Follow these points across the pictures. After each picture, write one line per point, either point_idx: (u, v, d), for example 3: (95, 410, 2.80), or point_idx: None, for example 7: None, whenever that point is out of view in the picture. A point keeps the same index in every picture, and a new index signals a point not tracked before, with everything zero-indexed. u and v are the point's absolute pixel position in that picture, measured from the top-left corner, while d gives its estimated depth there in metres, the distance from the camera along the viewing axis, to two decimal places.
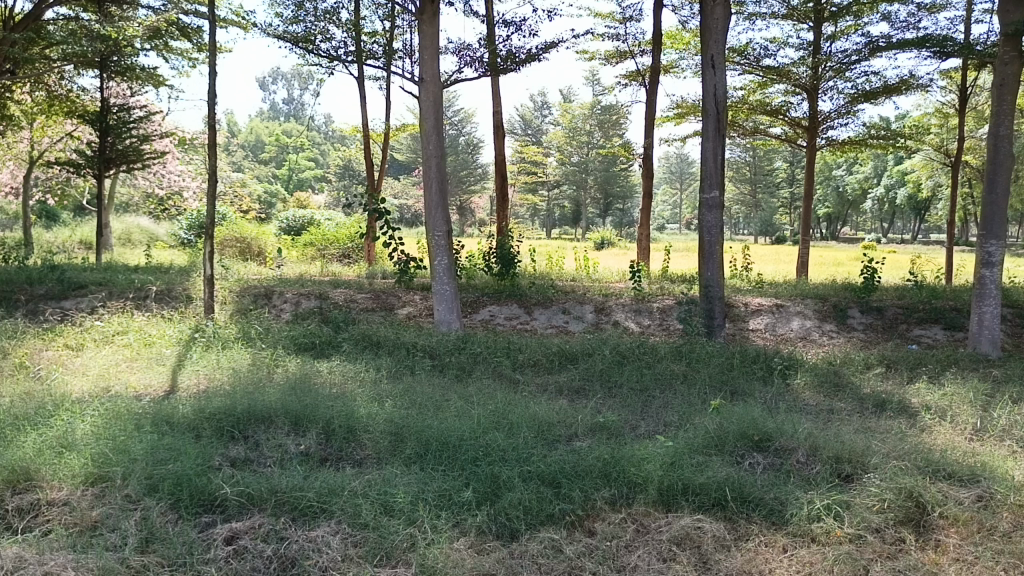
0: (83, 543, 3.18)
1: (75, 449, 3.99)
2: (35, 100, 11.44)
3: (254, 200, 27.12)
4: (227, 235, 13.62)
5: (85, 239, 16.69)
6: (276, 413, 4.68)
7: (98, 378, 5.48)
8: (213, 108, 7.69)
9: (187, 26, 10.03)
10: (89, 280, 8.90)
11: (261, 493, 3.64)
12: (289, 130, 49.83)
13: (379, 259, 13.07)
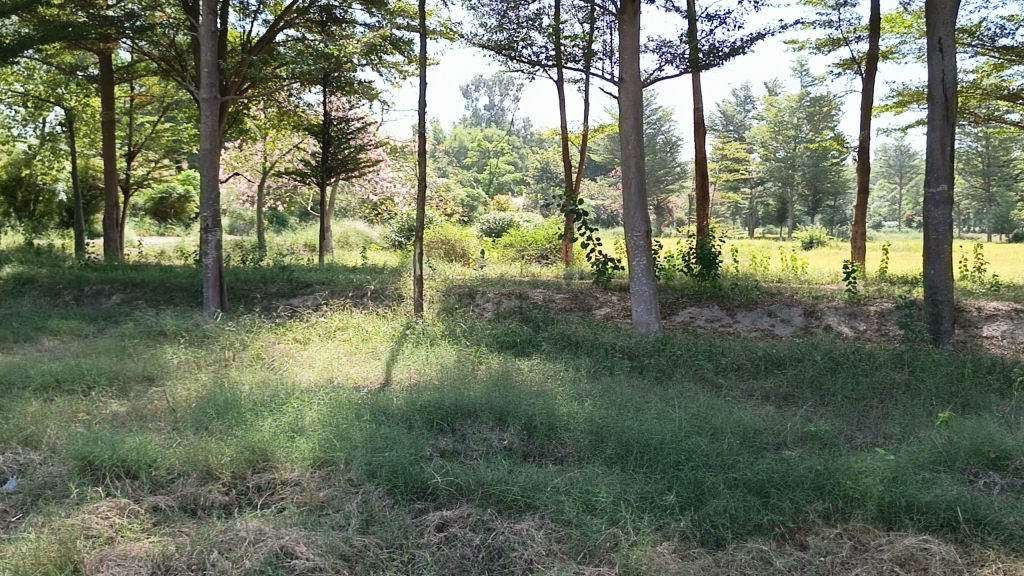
0: (312, 521, 3.46)
1: (304, 434, 4.37)
2: (268, 116, 12.59)
3: (458, 203, 28.29)
4: (434, 238, 14.34)
5: (309, 242, 18.16)
6: (480, 408, 4.85)
7: (323, 370, 5.95)
8: (423, 118, 8.10)
9: (399, 39, 10.60)
10: (313, 280, 9.66)
11: (469, 484, 3.78)
12: (490, 135, 51.57)
13: (577, 260, 13.20)
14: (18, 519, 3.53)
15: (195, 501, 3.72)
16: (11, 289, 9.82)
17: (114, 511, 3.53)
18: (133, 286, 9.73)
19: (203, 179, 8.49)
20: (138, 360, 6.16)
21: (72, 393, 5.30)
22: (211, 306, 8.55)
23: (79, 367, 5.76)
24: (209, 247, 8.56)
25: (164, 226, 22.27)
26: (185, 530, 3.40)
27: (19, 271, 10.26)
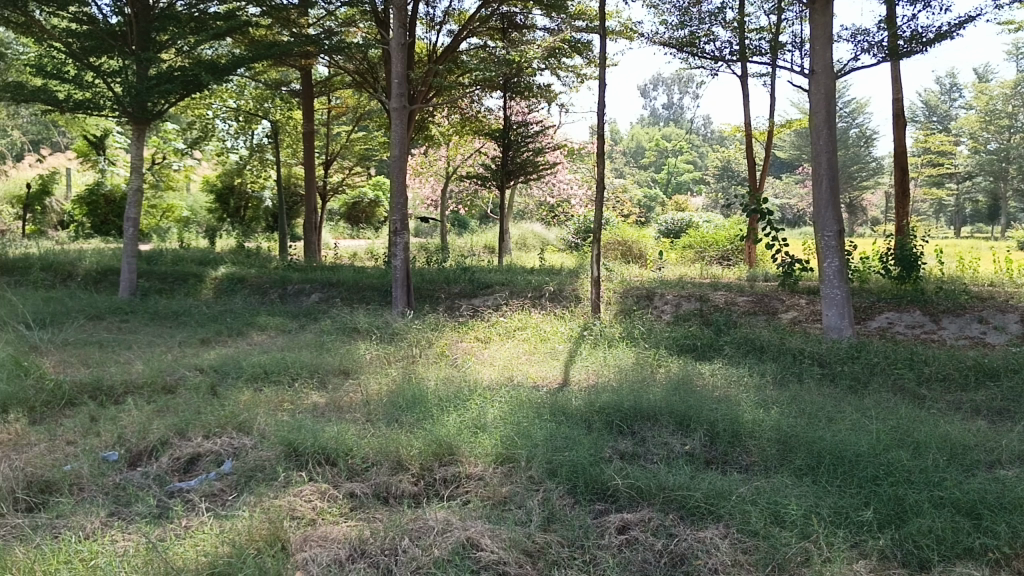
0: (496, 515, 3.54)
1: (487, 431, 4.49)
2: (451, 123, 13.06)
3: (637, 203, 28.05)
4: (611, 239, 14.34)
5: (488, 244, 18.70)
6: (661, 411, 4.79)
7: (503, 369, 6.10)
8: (602, 119, 8.10)
9: (578, 41, 10.68)
10: (494, 281, 9.92)
11: (651, 488, 3.74)
12: (668, 134, 50.89)
13: (760, 261, 12.72)
14: (234, 496, 3.87)
15: (386, 490, 3.92)
16: (225, 288, 10.80)
17: (316, 495, 3.79)
18: (330, 286, 10.41)
19: (392, 184, 8.94)
20: (335, 354, 6.58)
21: (278, 383, 5.75)
22: (399, 305, 8.97)
23: (284, 360, 6.25)
24: (397, 248, 8.99)
25: (357, 229, 23.66)
26: (378, 516, 3.59)
27: (232, 272, 11.24)
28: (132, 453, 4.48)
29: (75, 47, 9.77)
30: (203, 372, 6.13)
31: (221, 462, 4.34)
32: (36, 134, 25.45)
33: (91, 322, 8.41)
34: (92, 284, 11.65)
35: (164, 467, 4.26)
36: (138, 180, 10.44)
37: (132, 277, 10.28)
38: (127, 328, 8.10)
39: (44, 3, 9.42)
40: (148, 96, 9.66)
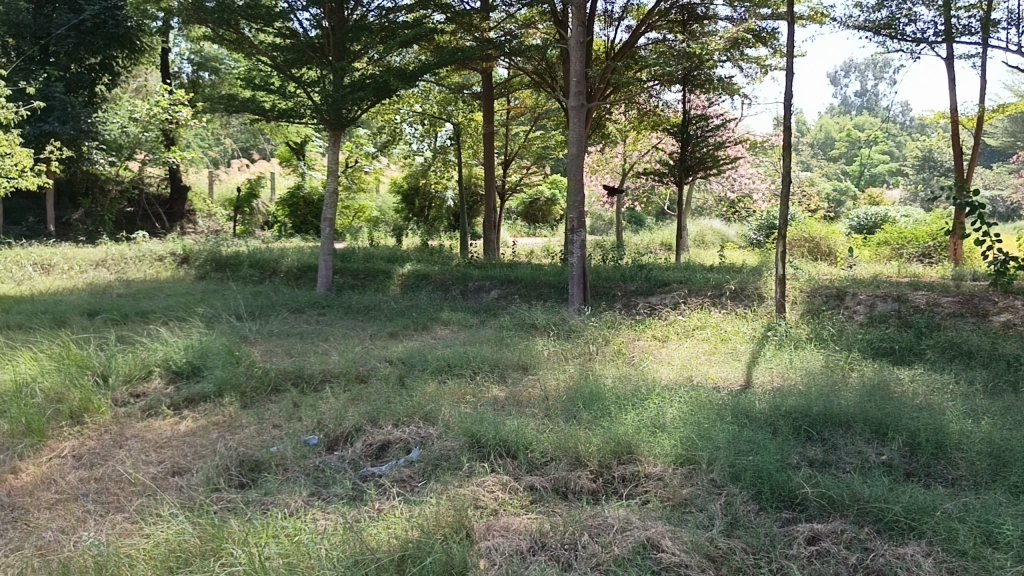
0: (677, 517, 3.49)
1: (666, 431, 4.42)
2: (628, 119, 12.99)
3: (827, 197, 26.64)
4: (796, 236, 13.73)
5: (665, 241, 18.43)
6: (854, 418, 4.53)
7: (682, 368, 6.00)
8: (789, 110, 7.75)
9: (762, 31, 10.28)
10: (672, 279, 9.75)
11: (843, 499, 3.55)
12: (861, 123, 47.97)
13: (968, 259, 11.68)
14: (421, 483, 4.06)
15: (565, 484, 3.96)
16: (411, 284, 11.32)
17: (498, 486, 3.90)
18: (508, 283, 10.63)
19: (570, 183, 9.02)
20: (514, 350, 6.73)
21: (461, 376, 5.97)
22: (576, 302, 9.03)
23: (466, 354, 6.46)
24: (574, 246, 9.05)
25: (533, 227, 24.03)
26: (558, 511, 3.64)
27: (417, 268, 11.76)
28: (330, 438, 4.79)
29: (279, 60, 10.60)
30: (392, 364, 6.46)
31: (409, 450, 4.57)
32: (246, 142, 27.85)
33: (292, 314, 9.10)
34: (293, 280, 12.58)
35: (358, 452, 4.54)
36: (334, 183, 11.16)
37: (329, 274, 11.01)
38: (323, 321, 8.69)
39: (252, 21, 10.28)
40: (343, 103, 10.33)
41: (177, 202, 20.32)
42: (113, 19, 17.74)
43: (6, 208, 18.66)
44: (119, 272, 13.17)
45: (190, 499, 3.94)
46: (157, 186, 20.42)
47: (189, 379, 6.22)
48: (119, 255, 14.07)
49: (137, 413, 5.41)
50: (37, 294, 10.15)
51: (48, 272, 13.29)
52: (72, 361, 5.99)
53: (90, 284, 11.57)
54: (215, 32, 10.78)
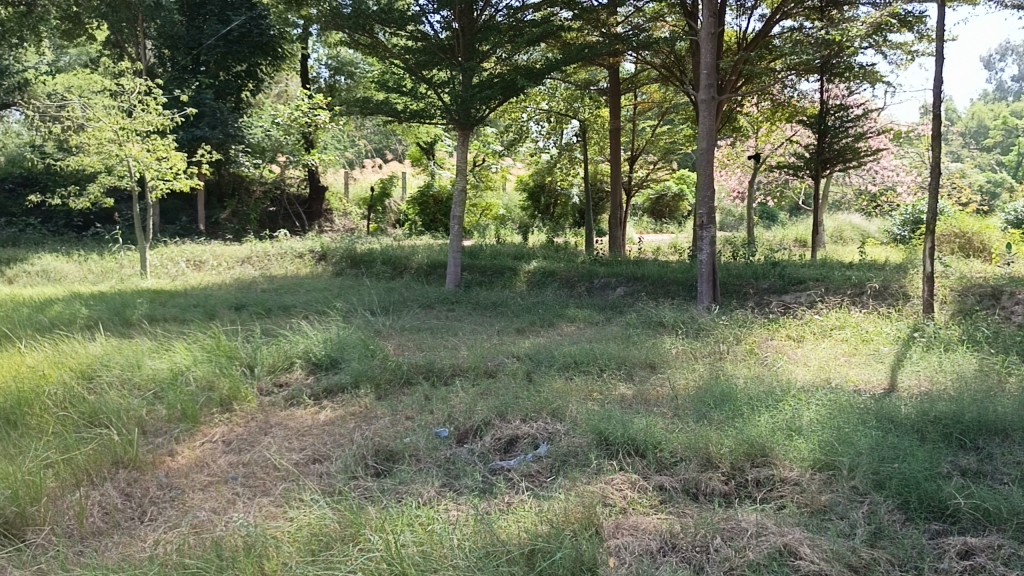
0: (816, 524, 3.36)
1: (803, 434, 4.27)
2: (761, 111, 12.60)
3: (980, 189, 24.94)
4: (945, 231, 12.93)
5: (799, 237, 17.77)
6: (1012, 426, 4.23)
7: (819, 370, 5.76)
8: (938, 97, 7.30)
9: (908, 15, 9.72)
10: (807, 276, 9.38)
11: (1002, 512, 3.32)
12: (1019, 110, 44.66)
13: None
14: (550, 478, 4.08)
15: (696, 486, 3.88)
16: (538, 281, 11.40)
17: (627, 484, 3.87)
18: (635, 280, 10.53)
19: (700, 179, 8.82)
20: (642, 348, 6.66)
21: (588, 373, 5.96)
22: (705, 300, 8.84)
23: (593, 351, 6.45)
24: (703, 243, 8.85)
25: (660, 223, 23.66)
26: (689, 512, 3.57)
27: (543, 265, 11.81)
28: (460, 431, 4.89)
29: (412, 62, 10.91)
30: (520, 359, 6.52)
31: (537, 445, 4.61)
32: (379, 142, 28.82)
33: (423, 309, 9.35)
34: (424, 276, 12.91)
35: (487, 445, 4.61)
36: (463, 181, 11.37)
37: (457, 270, 11.25)
38: (452, 316, 8.88)
39: (386, 25, 10.60)
40: (472, 103, 10.49)
41: (314, 202, 21.28)
42: (257, 28, 18.80)
43: (163, 209, 20.10)
44: (263, 269, 13.93)
45: (329, 486, 4.12)
46: (296, 186, 21.47)
47: (328, 370, 6.51)
48: (263, 252, 14.87)
49: (280, 401, 5.71)
50: (190, 289, 10.89)
51: (200, 268, 14.23)
52: (222, 352, 6.40)
53: (237, 279, 12.29)
54: (351, 37, 11.19)
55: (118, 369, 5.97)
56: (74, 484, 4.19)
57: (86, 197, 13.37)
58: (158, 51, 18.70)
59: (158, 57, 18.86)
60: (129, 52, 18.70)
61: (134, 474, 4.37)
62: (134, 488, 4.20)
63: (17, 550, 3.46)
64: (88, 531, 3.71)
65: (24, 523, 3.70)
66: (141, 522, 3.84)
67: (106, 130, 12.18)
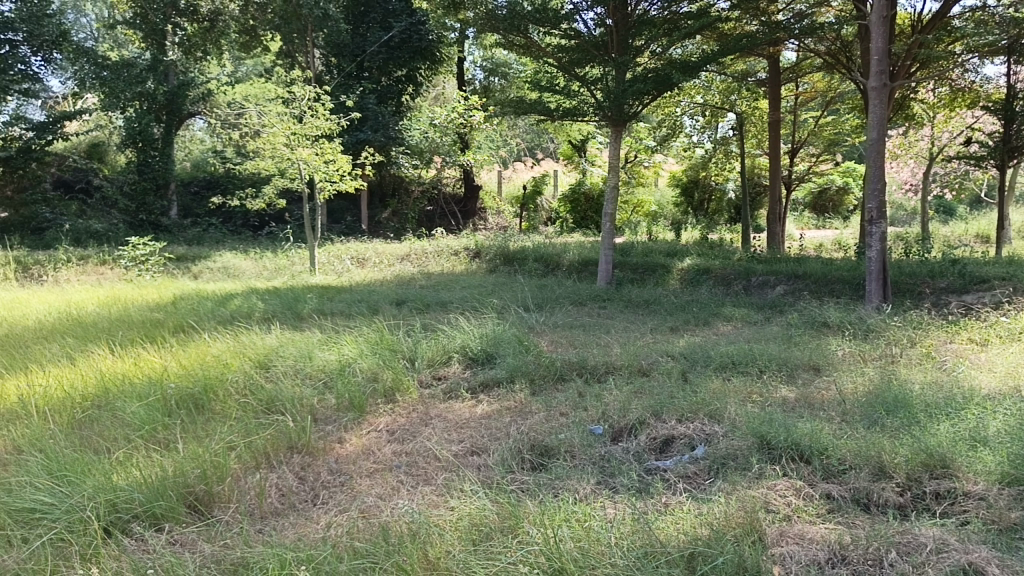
0: (1005, 543, 3.10)
1: (989, 446, 3.95)
2: (938, 96, 11.77)
3: None
4: None
5: (980, 233, 16.45)
6: None
7: (1006, 376, 5.31)
8: None
9: None
10: (992, 275, 8.69)
11: None
12: None
13: None
14: (709, 481, 3.99)
15: (868, 496, 3.68)
16: (692, 279, 11.15)
17: (791, 491, 3.73)
18: (796, 279, 10.10)
19: (869, 171, 8.34)
20: (805, 349, 6.38)
21: (747, 374, 5.78)
22: (874, 300, 8.37)
23: (753, 351, 6.25)
24: (873, 239, 8.37)
25: (823, 219, 22.56)
26: (860, 523, 3.39)
27: (698, 262, 11.54)
28: (615, 429, 4.86)
29: (565, 60, 10.98)
30: (675, 359, 6.41)
31: (694, 447, 4.53)
32: (531, 142, 29.18)
33: (575, 306, 9.38)
34: (575, 274, 12.93)
35: (642, 445, 4.56)
36: (615, 177, 11.30)
37: (609, 268, 11.19)
38: (605, 313, 8.86)
39: (540, 25, 10.73)
40: (625, 98, 10.42)
41: (469, 201, 21.81)
42: (417, 34, 19.55)
43: (329, 209, 21.26)
44: (420, 266, 14.44)
45: (487, 478, 4.21)
46: (452, 186, 22.00)
47: (484, 365, 6.66)
48: (421, 250, 15.41)
49: (440, 394, 5.90)
50: (354, 285, 11.46)
51: (363, 265, 14.93)
52: (385, 345, 6.69)
53: (396, 276, 12.79)
54: (506, 38, 11.40)
55: (291, 360, 6.36)
56: (255, 466, 4.49)
57: (262, 198, 14.34)
58: (326, 60, 19.84)
59: (325, 65, 19.99)
60: (300, 61, 19.91)
61: (307, 459, 4.65)
62: (307, 472, 4.47)
63: (206, 526, 3.75)
64: (267, 511, 3.97)
65: (212, 500, 4.01)
66: (314, 505, 4.09)
67: (279, 136, 13.03)
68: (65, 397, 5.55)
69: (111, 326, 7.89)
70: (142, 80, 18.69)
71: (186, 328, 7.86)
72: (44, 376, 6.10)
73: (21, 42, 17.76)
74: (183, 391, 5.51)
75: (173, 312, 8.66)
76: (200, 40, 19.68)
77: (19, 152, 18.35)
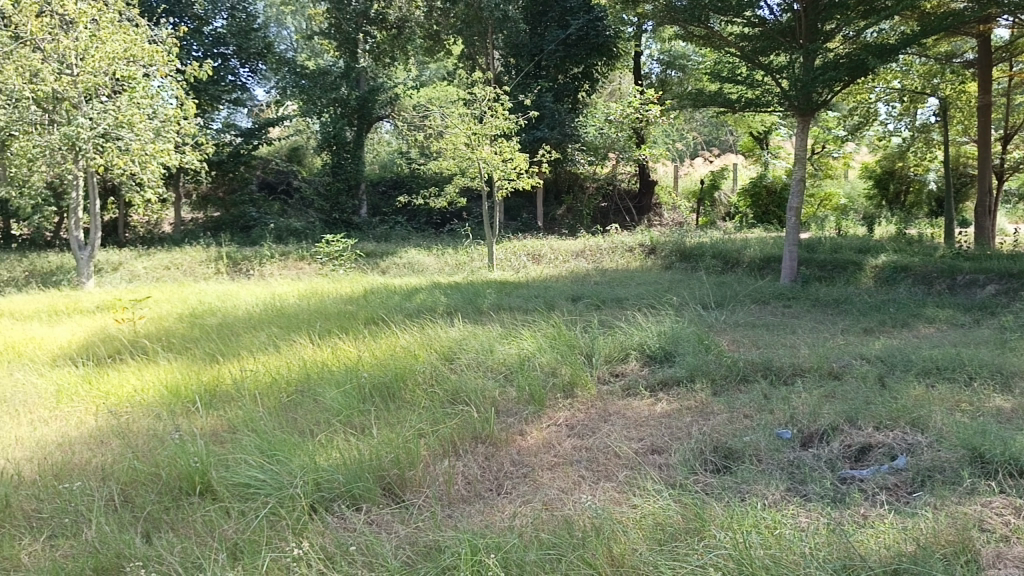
0: None
1: None
2: None
3: None
4: None
5: None
6: None
7: None
8: None
9: None
10: None
11: None
12: None
13: None
14: (913, 494, 3.72)
15: None
16: (887, 277, 10.45)
17: (1008, 509, 3.42)
18: (1010, 278, 9.23)
19: None
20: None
21: (954, 381, 5.34)
22: None
23: (961, 357, 5.77)
24: None
25: None
26: None
27: (895, 259, 10.82)
28: (805, 434, 4.65)
29: (748, 49, 10.64)
30: (869, 362, 6.05)
31: (894, 457, 4.24)
32: (710, 135, 28.50)
33: (758, 305, 9.05)
34: (757, 271, 12.46)
35: (836, 452, 4.33)
36: (801, 169, 10.79)
37: (794, 265, 10.71)
38: (790, 313, 8.48)
39: (722, 14, 10.42)
40: (813, 86, 9.91)
41: (644, 196, 21.64)
42: (594, 30, 19.41)
43: (506, 206, 21.80)
44: (596, 262, 14.49)
45: (670, 478, 4.15)
46: (627, 181, 21.89)
47: (663, 363, 6.56)
48: (596, 246, 15.46)
49: (618, 391, 5.88)
50: (532, 281, 11.65)
51: (538, 261, 15.18)
52: (563, 341, 6.76)
53: (572, 272, 12.90)
54: (686, 30, 11.15)
55: (474, 352, 6.57)
56: (443, 453, 4.68)
57: (444, 197, 14.91)
58: (504, 60, 20.34)
59: (504, 66, 20.51)
60: (480, 62, 20.51)
61: (491, 449, 4.77)
62: (491, 462, 4.59)
63: (401, 508, 3.95)
64: (454, 497, 4.11)
65: (405, 483, 4.22)
66: (498, 494, 4.19)
67: (460, 137, 13.56)
68: (272, 382, 6.03)
69: (311, 317, 8.48)
70: (337, 87, 20.10)
71: (376, 320, 8.31)
72: (254, 362, 6.66)
73: (231, 56, 19.70)
74: (376, 379, 5.83)
75: (364, 305, 9.19)
76: (388, 47, 20.57)
77: (231, 157, 20.19)
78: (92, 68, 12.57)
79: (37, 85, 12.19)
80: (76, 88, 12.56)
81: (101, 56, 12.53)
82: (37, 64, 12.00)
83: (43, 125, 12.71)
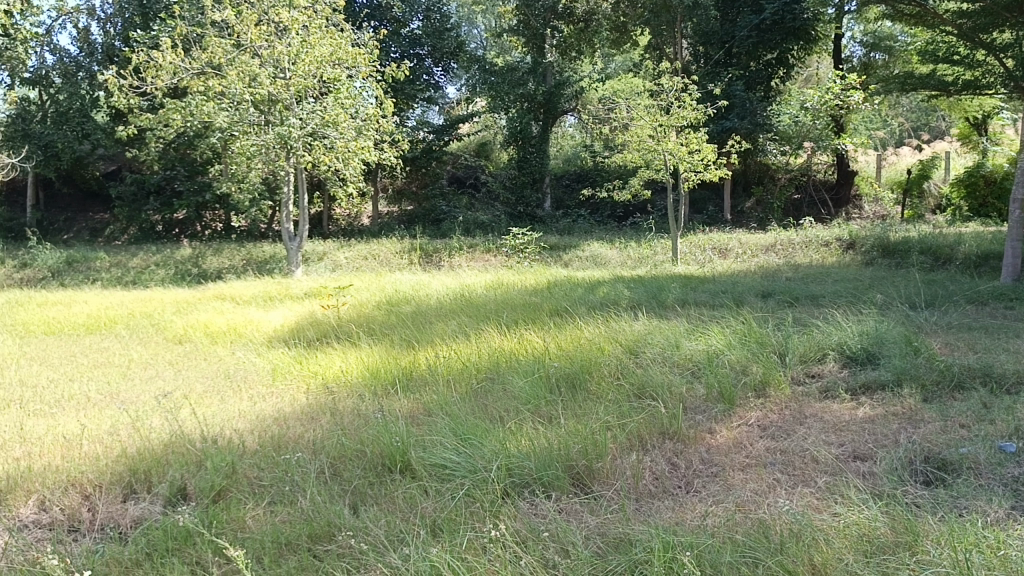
0: None
1: None
2: None
3: None
4: None
5: None
6: None
7: None
8: None
9: None
10: None
11: None
12: None
13: None
14: None
15: None
16: None
17: None
18: None
19: None
20: None
21: None
22: None
23: None
24: None
25: None
26: None
27: None
28: None
29: (967, 27, 9.67)
30: None
31: None
32: (917, 120, 26.49)
33: (974, 306, 8.29)
34: (972, 268, 11.46)
35: None
36: None
37: (1017, 263, 9.71)
38: (1014, 314, 7.72)
39: None
40: None
41: (842, 187, 20.39)
42: (790, 13, 18.31)
43: (693, 198, 21.35)
44: (788, 257, 13.91)
45: (875, 488, 3.90)
46: (823, 172, 20.84)
47: (864, 365, 6.15)
48: (788, 240, 14.81)
49: (815, 392, 5.60)
50: (719, 275, 11.36)
51: (725, 255, 14.77)
52: (755, 339, 6.52)
53: (761, 266, 12.50)
54: (895, 10, 10.28)
55: (659, 347, 6.49)
56: (630, 447, 4.66)
57: (629, 190, 14.80)
58: (694, 49, 20.17)
59: (693, 54, 20.28)
60: (667, 52, 20.31)
61: (680, 446, 4.69)
62: (681, 459, 4.52)
63: (590, 499, 3.98)
64: (643, 491, 4.09)
65: (593, 474, 4.24)
66: (688, 492, 4.12)
67: (646, 129, 13.44)
68: (464, 368, 6.28)
69: (498, 308, 8.71)
70: (524, 82, 20.33)
71: (561, 312, 8.41)
72: (447, 349, 6.95)
73: (426, 56, 20.64)
74: (563, 370, 5.92)
75: (548, 297, 9.32)
76: (574, 41, 20.81)
77: (424, 153, 21.08)
78: (303, 72, 13.61)
79: (256, 88, 13.38)
80: (288, 91, 13.70)
81: (310, 59, 13.51)
82: (255, 69, 13.20)
83: (260, 125, 13.90)
